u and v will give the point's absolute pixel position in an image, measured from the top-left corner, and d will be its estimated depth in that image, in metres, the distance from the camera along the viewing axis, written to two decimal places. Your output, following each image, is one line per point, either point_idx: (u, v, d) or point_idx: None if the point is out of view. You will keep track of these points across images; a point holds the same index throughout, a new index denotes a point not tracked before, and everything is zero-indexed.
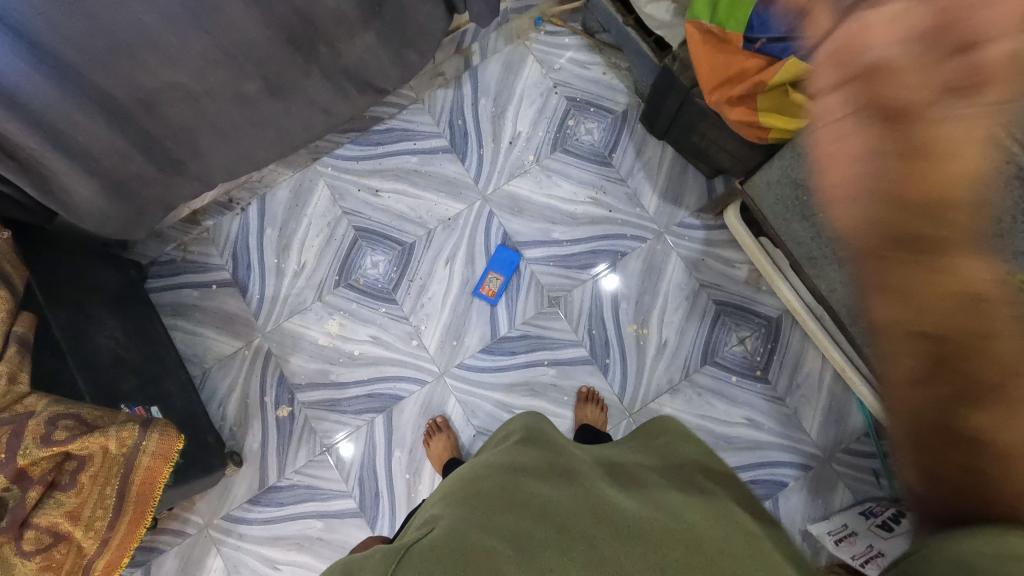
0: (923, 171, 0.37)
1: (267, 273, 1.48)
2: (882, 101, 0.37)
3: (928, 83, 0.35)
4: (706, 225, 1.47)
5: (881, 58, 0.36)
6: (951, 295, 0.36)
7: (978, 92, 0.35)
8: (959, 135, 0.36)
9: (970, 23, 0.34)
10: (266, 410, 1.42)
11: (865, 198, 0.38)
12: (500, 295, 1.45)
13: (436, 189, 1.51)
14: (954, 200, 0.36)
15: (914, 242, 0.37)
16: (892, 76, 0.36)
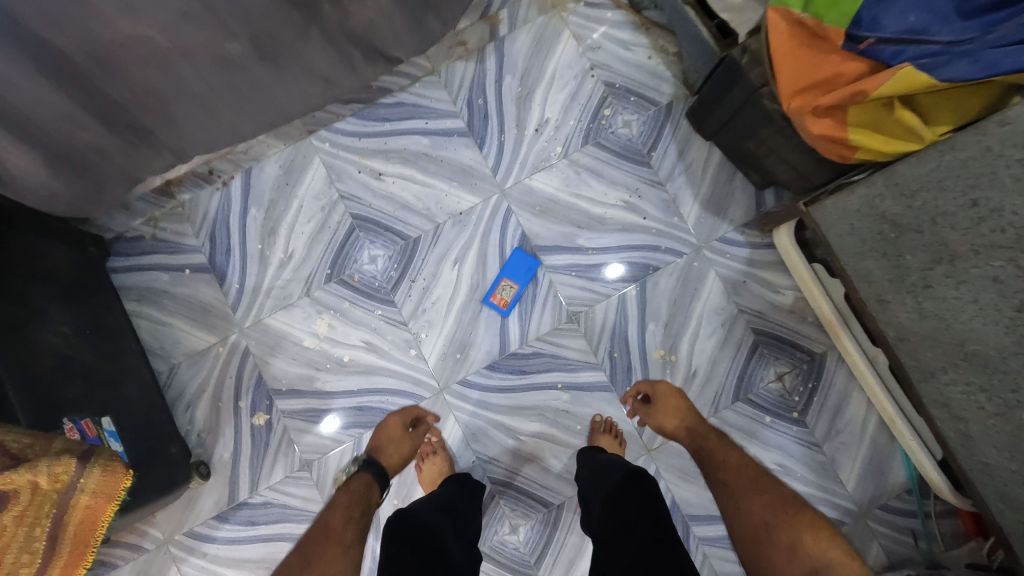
0: (757, 511, 0.92)
1: (249, 260, 1.30)
2: (744, 521, 0.92)
3: (752, 505, 0.93)
4: (751, 243, 1.29)
5: (734, 486, 0.98)
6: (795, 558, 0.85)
7: (774, 517, 0.90)
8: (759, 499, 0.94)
9: (759, 509, 0.92)
10: (240, 416, 1.26)
11: (749, 534, 0.90)
12: (514, 305, 1.28)
13: (448, 177, 1.32)
14: (774, 530, 0.89)
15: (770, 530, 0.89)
16: (742, 504, 0.94)
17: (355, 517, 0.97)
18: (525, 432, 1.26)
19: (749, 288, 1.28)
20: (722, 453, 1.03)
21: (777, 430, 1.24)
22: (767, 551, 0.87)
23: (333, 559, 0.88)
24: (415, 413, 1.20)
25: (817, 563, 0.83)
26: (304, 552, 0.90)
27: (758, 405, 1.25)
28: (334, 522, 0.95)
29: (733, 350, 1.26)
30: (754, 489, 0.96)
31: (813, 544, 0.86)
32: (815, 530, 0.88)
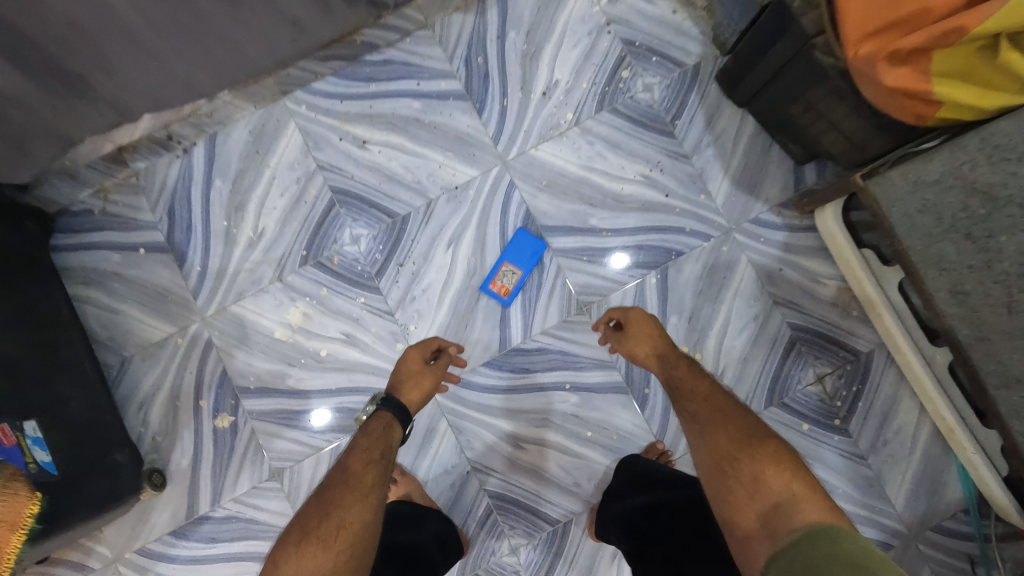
0: (719, 446, 0.80)
1: (213, 239, 1.13)
2: (707, 458, 0.80)
3: (711, 438, 0.81)
4: (789, 225, 1.13)
5: (698, 417, 0.85)
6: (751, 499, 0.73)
7: (734, 453, 0.78)
8: (723, 433, 0.81)
9: (722, 444, 0.80)
10: (201, 418, 1.10)
11: (707, 473, 0.79)
12: (516, 294, 1.12)
13: (442, 146, 1.15)
14: (733, 467, 0.77)
15: (728, 464, 0.77)
16: (706, 440, 0.82)
17: (376, 460, 0.86)
18: (527, 439, 1.10)
19: (785, 277, 1.12)
20: (691, 382, 0.90)
21: (816, 440, 1.08)
22: (728, 486, 0.75)
23: (354, 508, 0.79)
24: (436, 343, 1.03)
25: (778, 498, 0.71)
26: (326, 496, 0.81)
27: (794, 411, 1.09)
28: (354, 467, 0.84)
29: (767, 348, 1.10)
30: (717, 420, 0.83)
31: (776, 479, 0.73)
32: (779, 462, 0.75)
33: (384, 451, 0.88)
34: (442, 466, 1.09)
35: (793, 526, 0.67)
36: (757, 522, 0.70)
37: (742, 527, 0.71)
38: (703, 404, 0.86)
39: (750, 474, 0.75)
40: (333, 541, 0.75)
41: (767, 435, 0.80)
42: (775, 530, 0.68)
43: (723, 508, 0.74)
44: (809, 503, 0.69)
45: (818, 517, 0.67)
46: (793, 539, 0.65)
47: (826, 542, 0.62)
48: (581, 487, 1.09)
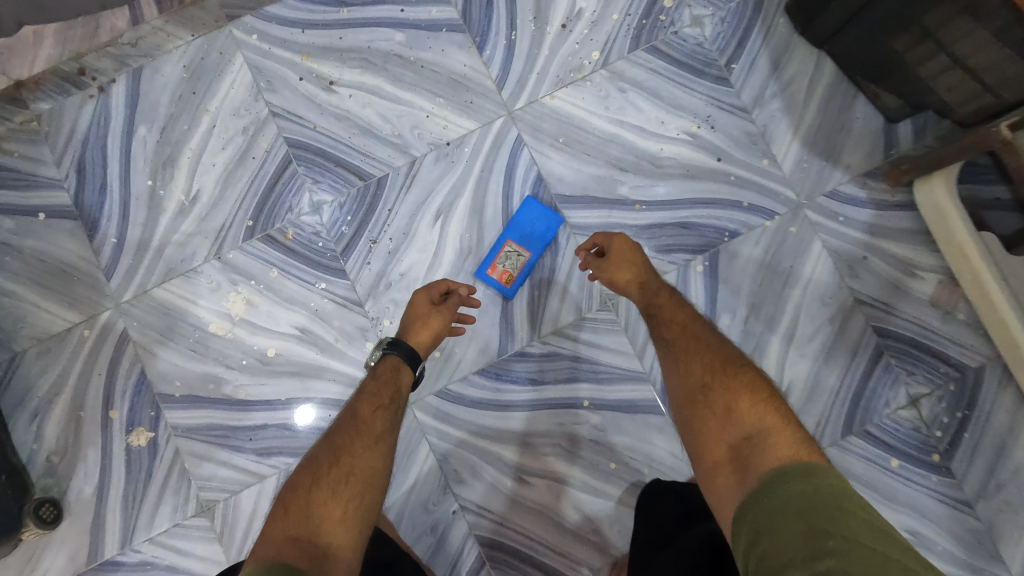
0: (690, 376, 0.67)
1: (134, 203, 0.88)
2: (677, 389, 0.69)
3: (681, 367, 0.69)
4: (876, 201, 0.87)
5: (668, 342, 0.72)
6: (722, 437, 0.62)
7: (703, 382, 0.66)
8: (693, 359, 0.68)
9: (695, 375, 0.67)
10: (111, 433, 0.85)
11: (677, 407, 0.68)
12: (522, 281, 0.87)
13: (431, 90, 0.90)
14: (702, 401, 0.65)
15: (698, 399, 0.65)
16: (674, 368, 0.70)
17: (385, 407, 0.71)
18: (532, 470, 0.85)
19: (871, 268, 0.86)
20: (660, 298, 0.76)
21: (909, 482, 0.83)
22: (699, 417, 0.64)
23: (365, 455, 0.66)
24: (445, 285, 0.80)
25: (749, 431, 0.60)
26: (333, 441, 0.68)
27: (881, 442, 0.84)
28: (362, 414, 0.69)
29: (846, 359, 0.85)
30: (686, 344, 0.70)
31: (747, 408, 0.62)
32: (756, 391, 0.63)
33: (394, 397, 0.72)
34: (420, 503, 0.84)
35: (758, 462, 0.57)
36: (727, 457, 0.60)
37: (711, 461, 0.61)
38: (675, 331, 0.72)
39: (720, 406, 0.63)
40: (343, 489, 0.63)
41: (745, 363, 0.67)
42: (745, 467, 0.58)
43: (696, 441, 0.64)
44: (782, 436, 0.58)
45: (789, 453, 0.56)
46: (761, 481, 0.55)
47: (791, 481, 0.53)
48: (600, 535, 0.83)
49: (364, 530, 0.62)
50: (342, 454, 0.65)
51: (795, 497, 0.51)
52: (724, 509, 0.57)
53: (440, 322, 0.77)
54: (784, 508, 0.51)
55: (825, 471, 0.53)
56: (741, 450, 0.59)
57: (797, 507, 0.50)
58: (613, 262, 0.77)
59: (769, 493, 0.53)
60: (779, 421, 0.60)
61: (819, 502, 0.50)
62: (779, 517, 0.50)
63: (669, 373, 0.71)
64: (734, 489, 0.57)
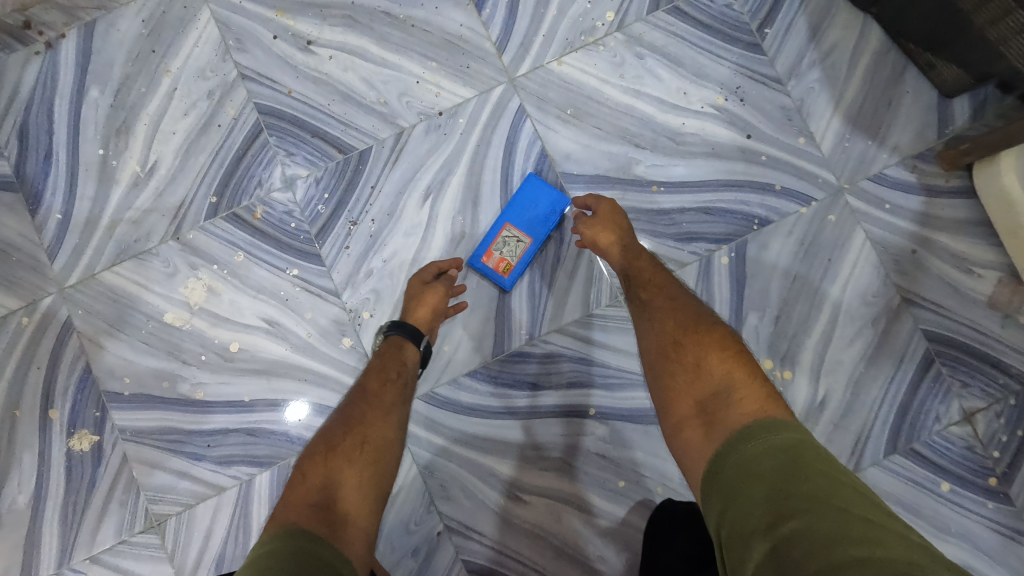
0: (661, 329, 0.61)
1: (82, 175, 0.78)
2: (645, 341, 0.62)
3: (652, 321, 0.62)
4: (928, 186, 0.76)
5: (640, 295, 0.65)
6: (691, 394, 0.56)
7: (675, 336, 0.59)
8: (666, 313, 0.62)
9: (666, 329, 0.60)
10: (50, 436, 0.74)
11: (645, 359, 0.62)
12: (520, 272, 0.75)
13: (422, 53, 0.79)
14: (673, 356, 0.58)
15: (668, 353, 0.59)
16: (645, 321, 0.63)
17: (393, 379, 0.64)
18: (528, 486, 0.74)
19: (921, 263, 0.75)
20: (633, 249, 0.68)
21: (962, 509, 0.72)
22: (667, 373, 0.58)
23: (375, 426, 0.60)
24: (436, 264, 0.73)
25: (717, 386, 0.55)
26: (345, 411, 0.62)
27: (930, 462, 0.73)
28: (371, 387, 0.63)
29: (890, 367, 0.74)
30: (659, 297, 0.63)
31: (718, 365, 0.56)
32: (725, 344, 0.58)
33: (402, 370, 0.65)
34: (401, 523, 0.73)
35: (728, 421, 0.52)
36: (693, 412, 0.55)
37: (677, 416, 0.56)
38: (654, 292, 0.64)
39: (691, 363, 0.57)
40: (355, 458, 0.57)
41: (712, 317, 0.62)
42: (713, 426, 0.53)
43: (661, 400, 0.58)
44: (749, 391, 0.54)
45: (760, 410, 0.52)
46: (730, 442, 0.50)
47: (762, 440, 0.49)
48: (605, 563, 0.73)
49: (382, 500, 0.56)
50: (356, 423, 0.59)
51: (763, 458, 0.47)
52: (693, 468, 0.53)
53: (437, 294, 0.70)
54: (747, 470, 0.47)
55: (791, 426, 0.50)
56: (711, 409, 0.54)
57: (768, 467, 0.46)
58: (598, 223, 0.69)
59: (735, 454, 0.49)
60: (747, 376, 0.55)
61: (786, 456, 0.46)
62: (746, 479, 0.47)
63: (639, 326, 0.64)
64: (703, 449, 0.52)
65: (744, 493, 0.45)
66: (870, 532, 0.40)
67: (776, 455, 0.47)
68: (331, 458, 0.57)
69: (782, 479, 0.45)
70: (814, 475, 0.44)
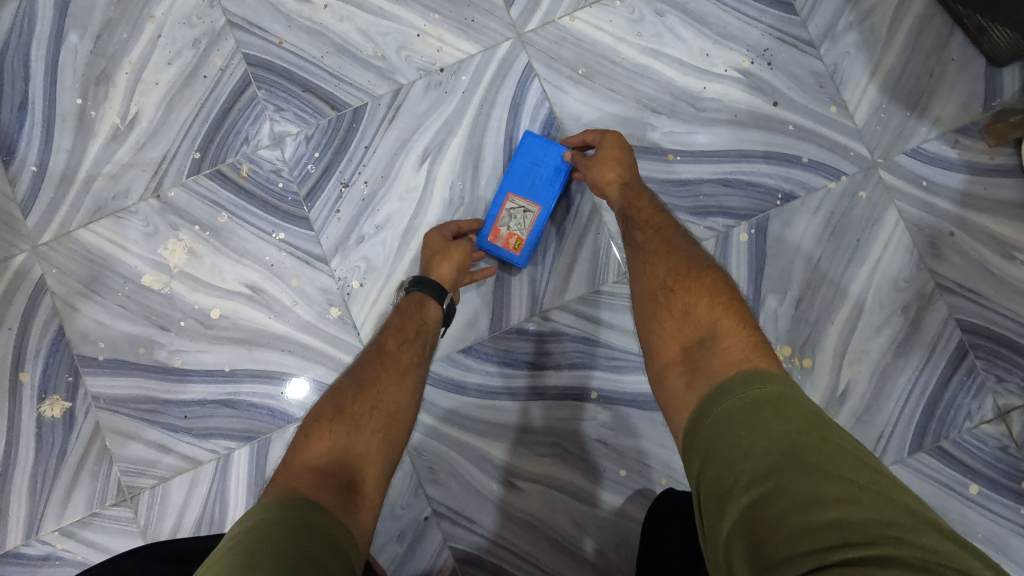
0: (654, 272, 0.56)
1: (59, 125, 0.73)
2: (637, 285, 0.57)
3: (646, 264, 0.57)
4: (971, 163, 0.70)
5: (633, 236, 0.60)
6: (677, 339, 0.51)
7: (671, 280, 0.54)
8: (660, 255, 0.57)
9: (659, 271, 0.55)
10: (19, 399, 0.70)
11: (635, 306, 0.57)
12: (529, 247, 0.69)
13: (424, 4, 0.73)
14: (662, 299, 0.54)
15: (658, 296, 0.54)
16: (638, 266, 0.58)
17: (413, 340, 0.60)
18: (523, 473, 0.69)
19: (959, 247, 0.69)
20: (631, 183, 0.62)
21: (992, 514, 0.66)
22: (654, 319, 0.54)
23: (389, 387, 0.56)
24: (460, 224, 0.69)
25: (702, 332, 0.50)
26: (358, 373, 0.57)
27: (958, 462, 0.67)
28: (388, 347, 0.59)
29: (921, 358, 0.68)
30: (653, 240, 0.58)
31: (705, 308, 0.51)
32: (716, 288, 0.52)
33: (422, 330, 0.61)
34: (386, 506, 0.69)
35: (708, 368, 0.47)
36: (677, 358, 0.50)
37: (661, 363, 0.52)
38: (649, 231, 0.59)
39: (680, 306, 0.52)
40: (365, 423, 0.52)
41: (707, 259, 0.56)
42: (694, 373, 0.48)
43: (649, 348, 0.54)
44: (738, 339, 0.48)
45: (744, 356, 0.47)
46: (706, 389, 0.46)
47: (744, 390, 0.43)
48: (602, 557, 0.68)
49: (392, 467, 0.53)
50: (369, 384, 0.55)
51: (739, 411, 0.42)
52: (673, 417, 0.48)
53: (458, 251, 0.66)
54: (725, 422, 0.42)
55: (779, 377, 0.44)
56: (694, 355, 0.49)
57: (752, 422, 0.41)
58: (598, 159, 0.64)
59: (714, 405, 0.44)
60: (737, 323, 0.49)
61: (766, 408, 0.41)
62: (725, 432, 0.42)
63: (632, 269, 0.59)
64: (683, 396, 0.48)
65: (723, 447, 0.41)
66: (849, 490, 0.36)
67: (758, 403, 0.42)
68: (338, 420, 0.52)
69: (760, 433, 0.40)
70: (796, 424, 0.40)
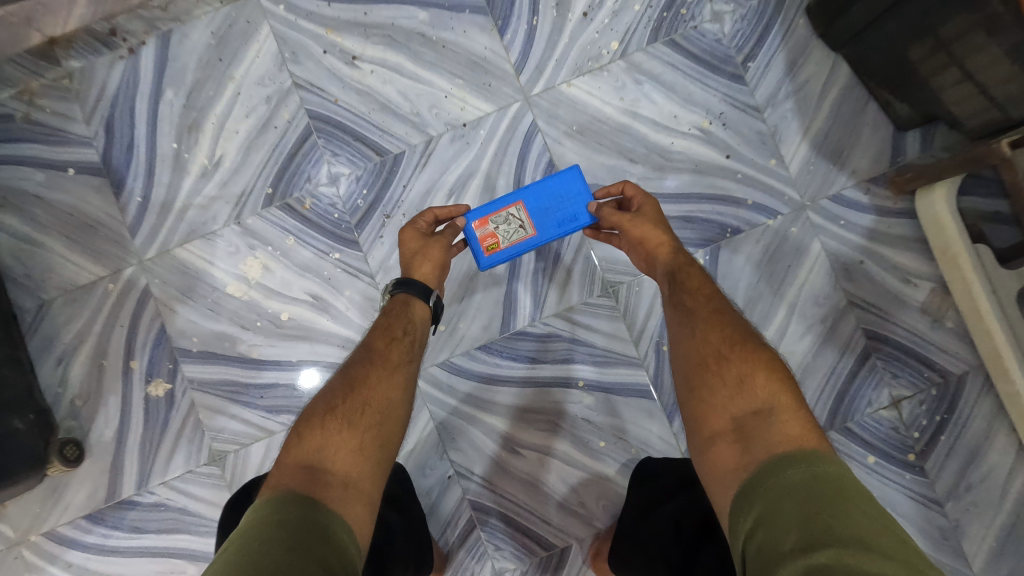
0: (707, 340, 0.62)
1: (159, 165, 0.91)
2: (688, 350, 0.64)
3: (697, 332, 0.64)
4: (879, 207, 0.89)
5: (686, 303, 0.67)
6: (731, 408, 0.57)
7: (724, 352, 0.61)
8: (712, 327, 0.63)
9: (713, 340, 0.62)
10: (131, 380, 0.90)
11: (685, 369, 0.63)
12: (497, 251, 0.79)
13: (451, 71, 0.92)
14: (715, 366, 0.60)
15: (713, 364, 0.61)
16: (690, 332, 0.65)
17: (398, 338, 0.69)
18: (526, 443, 0.89)
19: (867, 272, 0.89)
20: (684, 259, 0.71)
21: (884, 478, 0.87)
22: (705, 385, 0.60)
23: (381, 386, 0.65)
24: (437, 215, 0.79)
25: (758, 405, 0.56)
26: (349, 373, 0.66)
27: (860, 439, 0.87)
28: (377, 345, 0.68)
29: (834, 358, 0.88)
30: (707, 312, 0.65)
31: (761, 380, 0.58)
32: (770, 365, 0.59)
33: (408, 328, 0.71)
34: (418, 468, 0.89)
35: (766, 438, 0.53)
36: (730, 428, 0.56)
37: (712, 429, 0.57)
38: (699, 298, 0.67)
39: (733, 375, 0.59)
40: (356, 421, 0.61)
41: (756, 337, 0.63)
42: (747, 442, 0.53)
43: (694, 411, 0.60)
44: (791, 415, 0.55)
45: (799, 433, 0.53)
46: (767, 456, 0.51)
47: (806, 467, 0.48)
48: (585, 508, 0.88)
49: (379, 460, 0.60)
50: (357, 383, 0.64)
51: (805, 489, 0.46)
52: (724, 483, 0.53)
53: (444, 241, 0.78)
54: (791, 493, 0.46)
55: (832, 460, 0.49)
56: (748, 424, 0.55)
57: (816, 497, 0.45)
58: (643, 219, 0.74)
59: (779, 475, 0.48)
60: (792, 402, 0.56)
61: (828, 488, 0.45)
62: (792, 502, 0.45)
63: (679, 335, 0.66)
64: (737, 463, 0.53)
65: (790, 517, 0.44)
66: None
67: (805, 481, 0.47)
68: (331, 416, 0.61)
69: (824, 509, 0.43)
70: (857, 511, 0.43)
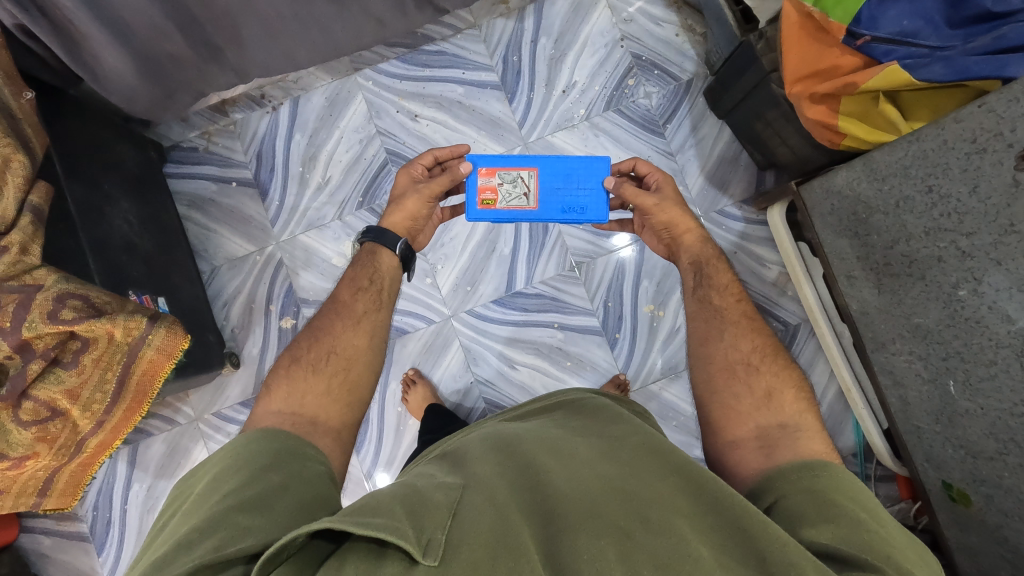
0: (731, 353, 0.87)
1: (292, 182, 1.43)
2: (711, 352, 0.89)
3: (737, 346, 0.87)
4: (747, 217, 1.41)
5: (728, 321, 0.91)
6: (761, 411, 0.80)
7: (758, 370, 0.84)
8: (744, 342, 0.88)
9: (735, 349, 0.87)
10: (271, 317, 1.41)
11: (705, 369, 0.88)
12: (490, 206, 1.13)
13: (478, 126, 1.44)
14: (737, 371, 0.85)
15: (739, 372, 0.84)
16: (714, 339, 0.90)
17: (368, 289, 0.99)
18: (520, 361, 1.40)
19: (740, 258, 1.40)
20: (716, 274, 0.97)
21: None
22: (737, 393, 0.83)
23: (346, 335, 0.93)
24: (432, 156, 1.14)
25: (781, 419, 0.78)
26: (315, 326, 0.95)
27: None
28: (343, 297, 0.98)
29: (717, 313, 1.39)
30: (745, 325, 0.90)
31: (790, 406, 0.80)
32: (798, 390, 0.82)
33: (374, 280, 1.00)
34: (451, 377, 1.40)
35: (792, 445, 0.74)
36: (752, 436, 0.78)
37: (734, 436, 0.79)
38: (731, 299, 0.94)
39: (762, 384, 0.82)
40: (324, 367, 0.89)
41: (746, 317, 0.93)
42: (774, 445, 0.75)
43: (725, 409, 0.82)
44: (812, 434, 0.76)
45: (813, 443, 0.74)
46: (790, 456, 0.72)
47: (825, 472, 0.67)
48: None
49: (341, 397, 0.87)
50: (325, 335, 0.93)
51: (838, 482, 0.66)
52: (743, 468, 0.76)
53: (422, 195, 1.08)
54: (829, 484, 0.65)
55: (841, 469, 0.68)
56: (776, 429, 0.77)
57: (844, 488, 0.64)
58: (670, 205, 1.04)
59: (817, 470, 0.68)
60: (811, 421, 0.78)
61: (852, 485, 0.65)
62: (833, 490, 0.64)
63: (710, 338, 0.90)
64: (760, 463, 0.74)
65: (828, 495, 0.64)
66: (889, 533, 0.59)
67: (840, 481, 0.66)
68: (294, 367, 0.89)
69: (848, 495, 0.63)
70: (866, 500, 0.64)
